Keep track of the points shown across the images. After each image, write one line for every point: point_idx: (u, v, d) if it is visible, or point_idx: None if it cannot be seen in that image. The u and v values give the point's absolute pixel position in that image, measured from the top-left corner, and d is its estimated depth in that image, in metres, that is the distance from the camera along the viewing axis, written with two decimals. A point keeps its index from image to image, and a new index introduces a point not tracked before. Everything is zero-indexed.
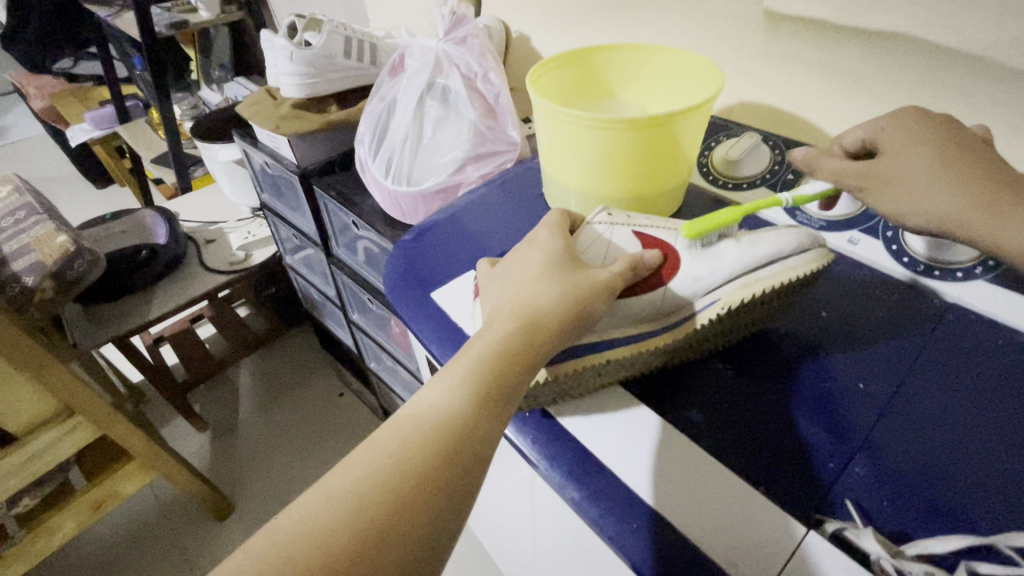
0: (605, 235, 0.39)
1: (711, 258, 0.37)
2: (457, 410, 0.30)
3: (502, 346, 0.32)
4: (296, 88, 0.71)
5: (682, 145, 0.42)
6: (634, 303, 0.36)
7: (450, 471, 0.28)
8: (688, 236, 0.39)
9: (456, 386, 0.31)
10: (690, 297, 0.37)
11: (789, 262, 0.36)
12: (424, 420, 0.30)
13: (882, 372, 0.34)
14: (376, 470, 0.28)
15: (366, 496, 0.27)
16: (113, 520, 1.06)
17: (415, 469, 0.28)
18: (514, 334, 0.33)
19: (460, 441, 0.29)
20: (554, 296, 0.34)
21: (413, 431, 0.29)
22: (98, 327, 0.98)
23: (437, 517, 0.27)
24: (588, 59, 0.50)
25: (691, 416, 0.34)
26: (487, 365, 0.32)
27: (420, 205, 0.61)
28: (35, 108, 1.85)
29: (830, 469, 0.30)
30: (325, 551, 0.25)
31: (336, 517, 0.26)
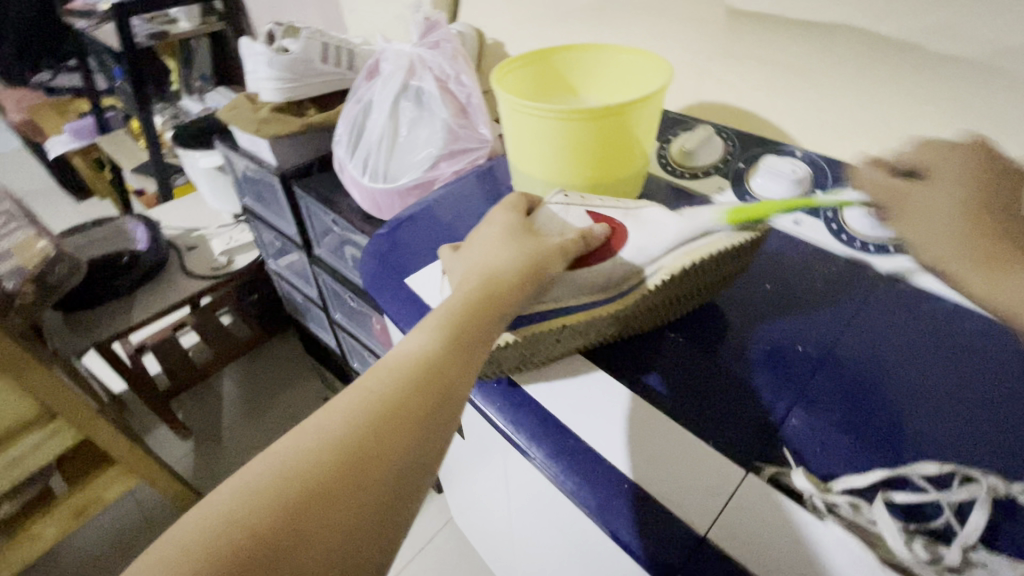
0: (556, 213, 0.41)
1: (656, 231, 0.38)
2: (432, 354, 0.33)
3: (473, 298, 0.35)
4: (275, 91, 0.73)
5: (636, 135, 0.45)
6: (587, 273, 0.37)
7: (428, 407, 0.31)
8: (636, 214, 0.41)
9: (428, 337, 0.33)
10: (629, 279, 0.37)
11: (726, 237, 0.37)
12: (400, 362, 0.32)
13: (818, 336, 0.37)
14: (358, 405, 0.30)
15: (349, 430, 0.29)
16: (92, 531, 1.04)
17: (393, 403, 0.30)
18: (482, 288, 0.36)
19: (436, 379, 0.32)
20: (514, 256, 0.37)
21: (390, 372, 0.32)
22: (80, 333, 0.98)
23: (416, 453, 0.29)
24: (551, 59, 0.53)
25: (653, 385, 0.36)
26: (454, 320, 0.34)
27: (396, 201, 0.63)
28: (11, 121, 1.81)
29: (771, 420, 0.33)
30: (313, 478, 0.27)
31: (324, 447, 0.28)
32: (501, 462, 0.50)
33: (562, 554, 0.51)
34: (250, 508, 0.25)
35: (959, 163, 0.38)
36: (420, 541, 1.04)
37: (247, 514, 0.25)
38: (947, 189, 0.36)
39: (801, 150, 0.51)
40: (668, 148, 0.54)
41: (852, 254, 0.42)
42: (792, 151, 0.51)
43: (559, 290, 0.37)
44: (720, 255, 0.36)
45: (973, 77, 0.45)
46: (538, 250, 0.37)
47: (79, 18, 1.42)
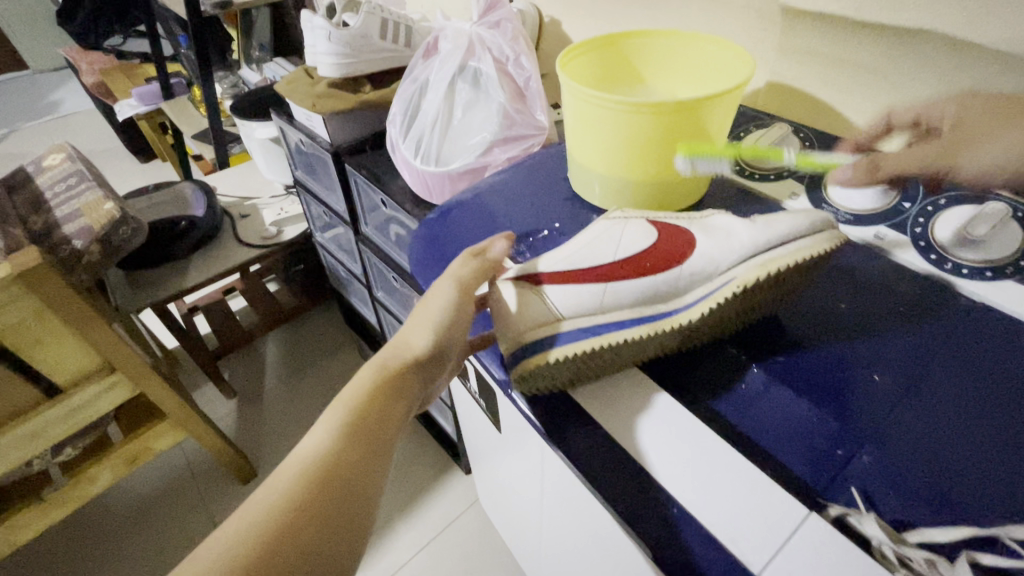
0: (612, 225, 0.39)
1: (727, 239, 0.37)
2: (366, 386, 0.38)
3: (374, 385, 0.38)
4: (333, 67, 0.73)
5: (708, 134, 0.42)
6: (654, 282, 0.37)
7: (333, 499, 0.33)
8: (702, 222, 0.40)
9: (363, 378, 0.39)
10: (690, 288, 0.37)
11: (804, 241, 0.35)
12: (343, 400, 0.38)
13: (897, 365, 0.34)
14: (261, 506, 0.31)
15: (306, 466, 0.33)
16: (143, 478, 1.11)
17: (295, 501, 0.32)
18: (383, 373, 0.39)
19: (342, 469, 0.34)
20: (424, 334, 0.40)
21: (339, 411, 0.37)
22: (139, 292, 1.03)
23: (365, 468, 0.35)
24: (620, 44, 0.50)
25: (717, 409, 0.34)
26: (384, 368, 0.40)
27: (446, 184, 0.62)
28: (86, 83, 1.90)
29: (837, 455, 0.31)
30: (283, 507, 0.31)
31: (290, 482, 0.32)
32: (539, 459, 0.49)
33: (592, 557, 0.50)
34: (231, 547, 0.29)
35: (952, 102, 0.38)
36: (444, 521, 1.05)
37: (235, 551, 0.29)
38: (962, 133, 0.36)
39: None
40: (737, 147, 0.51)
41: (941, 277, 0.39)
42: None
43: (611, 299, 0.37)
44: (799, 266, 0.34)
45: None
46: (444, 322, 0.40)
47: None
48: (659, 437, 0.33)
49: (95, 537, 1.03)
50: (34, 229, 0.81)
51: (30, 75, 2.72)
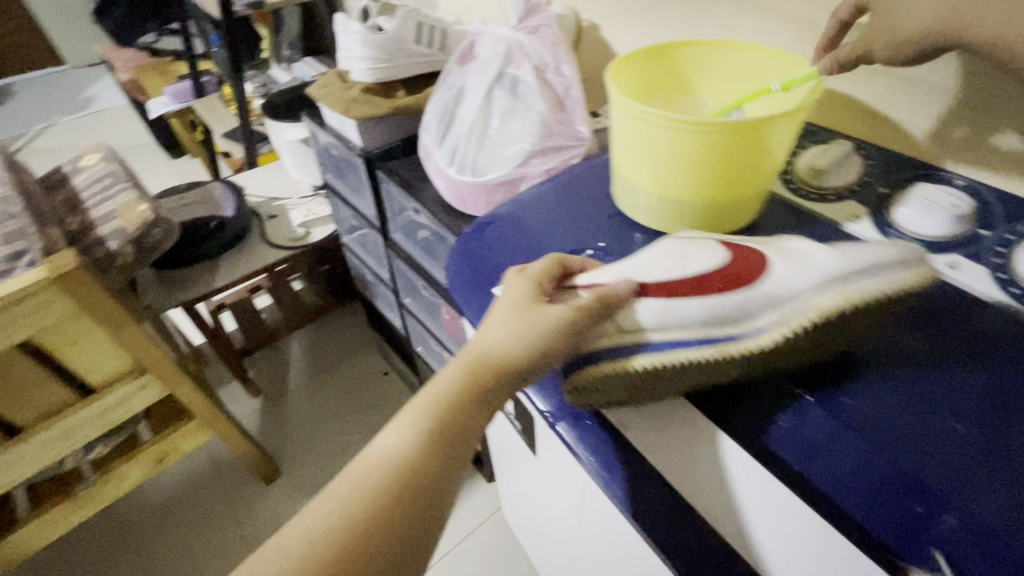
0: (679, 244, 0.37)
1: (807, 263, 0.31)
2: (450, 395, 0.36)
3: (463, 388, 0.36)
4: (366, 72, 0.71)
5: (769, 154, 0.40)
6: (718, 300, 0.32)
7: (410, 506, 0.32)
8: (781, 245, 0.35)
9: (446, 380, 0.36)
10: (761, 312, 0.31)
11: (898, 271, 0.30)
12: (425, 404, 0.35)
13: (980, 411, 0.31)
14: (337, 505, 0.32)
15: (381, 478, 0.33)
16: (171, 473, 1.13)
17: (374, 506, 0.32)
18: (472, 376, 0.36)
19: (420, 478, 0.33)
20: (515, 334, 0.36)
21: (418, 417, 0.35)
22: (170, 291, 1.04)
23: (436, 489, 0.33)
24: (670, 55, 0.48)
25: (781, 454, 0.32)
26: (468, 373, 0.36)
27: (481, 195, 0.60)
28: (119, 80, 1.93)
29: (918, 513, 0.28)
30: (355, 523, 0.31)
31: (365, 495, 0.32)
32: (576, 485, 0.47)
33: None
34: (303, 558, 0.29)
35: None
36: (466, 529, 1.04)
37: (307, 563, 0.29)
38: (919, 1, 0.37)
39: (961, 178, 0.43)
40: (793, 165, 0.48)
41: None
42: (950, 177, 0.44)
43: (671, 314, 0.32)
44: (887, 297, 0.29)
45: None
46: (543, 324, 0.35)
47: None
48: (732, 470, 0.34)
49: (126, 531, 1.05)
50: (71, 230, 0.82)
51: (65, 71, 2.78)
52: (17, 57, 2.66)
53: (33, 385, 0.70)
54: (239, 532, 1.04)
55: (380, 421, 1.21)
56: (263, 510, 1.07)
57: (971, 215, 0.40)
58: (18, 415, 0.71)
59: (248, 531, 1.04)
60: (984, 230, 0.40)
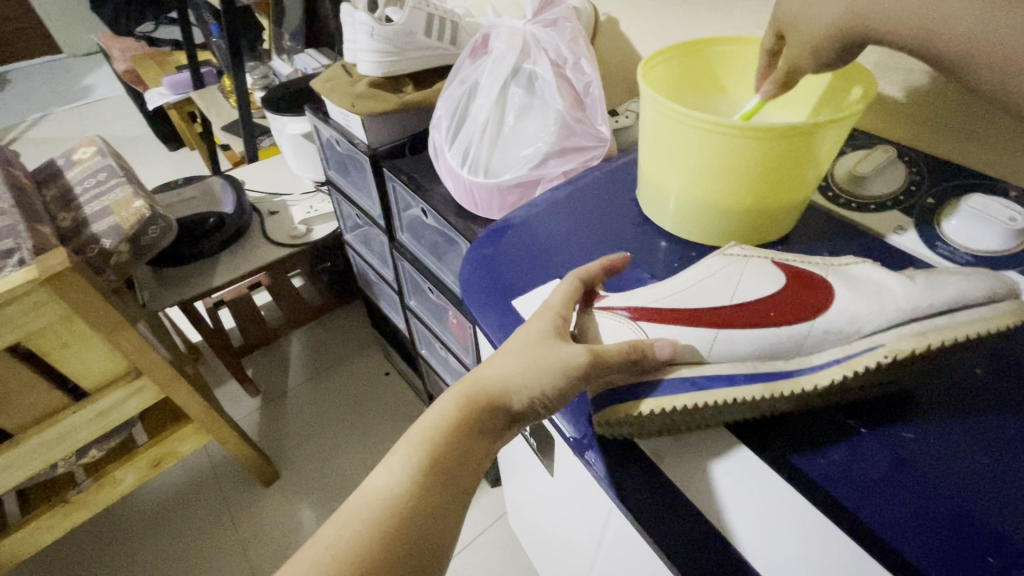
0: (731, 265, 0.36)
1: (876, 296, 0.33)
2: (446, 422, 0.33)
3: (458, 423, 0.33)
4: (373, 65, 0.68)
5: (814, 159, 0.37)
6: (776, 335, 0.33)
7: (399, 557, 0.29)
8: (842, 270, 0.35)
9: (444, 407, 0.34)
10: (820, 347, 0.33)
11: (975, 310, 0.31)
12: (422, 435, 0.33)
13: None
14: (327, 551, 0.28)
15: (373, 517, 0.30)
16: (167, 476, 1.10)
17: (363, 556, 0.28)
18: (469, 409, 0.34)
19: (410, 524, 0.30)
20: (522, 375, 0.33)
21: (414, 449, 0.32)
22: (165, 289, 1.01)
23: (431, 524, 0.31)
24: (702, 51, 0.45)
25: (836, 493, 0.29)
26: (465, 401, 0.34)
27: (494, 197, 0.57)
28: (117, 70, 1.89)
29: (991, 564, 0.26)
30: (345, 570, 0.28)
31: (357, 535, 0.29)
32: (597, 511, 0.45)
33: None
34: None
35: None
36: (468, 537, 1.02)
37: None
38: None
39: (1016, 188, 0.40)
40: (830, 172, 0.45)
41: None
42: (1003, 189, 0.40)
43: (723, 347, 0.34)
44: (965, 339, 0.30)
45: None
46: (550, 367, 0.33)
47: None
48: (762, 507, 0.30)
49: (121, 534, 1.03)
50: (63, 227, 0.78)
51: (63, 59, 2.73)
52: (11, 45, 2.61)
53: (22, 389, 0.67)
54: (236, 536, 1.02)
55: (380, 425, 1.18)
56: (260, 515, 1.04)
57: None
58: (8, 421, 0.68)
59: (245, 536, 1.02)
60: None
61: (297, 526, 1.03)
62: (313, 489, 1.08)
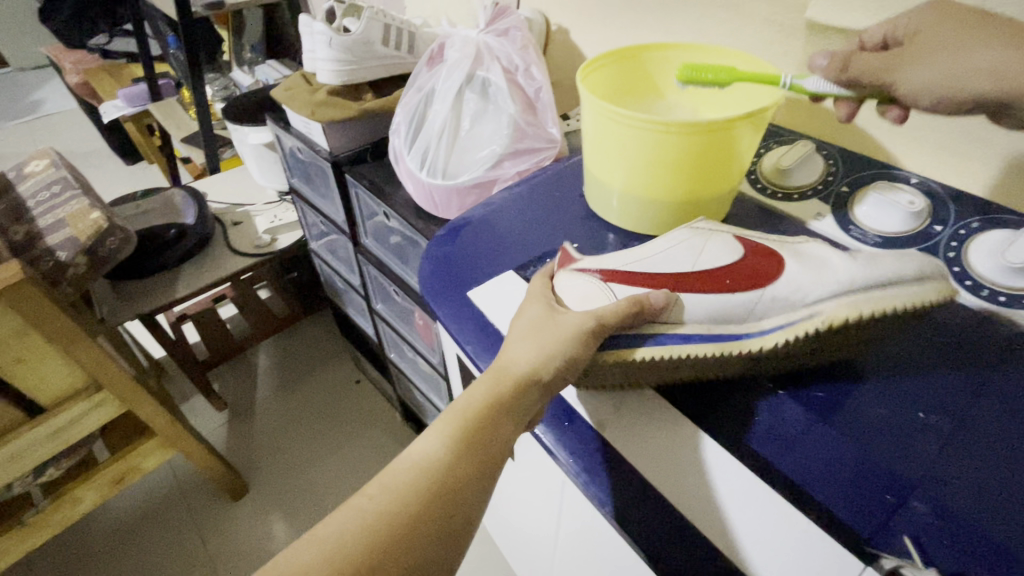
0: (696, 236, 0.39)
1: (821, 271, 0.35)
2: (483, 399, 0.34)
3: (493, 399, 0.34)
4: (333, 74, 0.70)
5: (737, 152, 0.41)
6: (726, 300, 0.36)
7: (434, 523, 0.30)
8: (794, 247, 0.38)
9: (480, 386, 0.35)
10: (769, 314, 0.36)
11: (916, 290, 0.33)
12: (466, 408, 0.34)
13: (945, 405, 0.32)
14: (363, 513, 0.29)
15: (413, 485, 0.31)
16: (132, 494, 1.08)
17: (397, 522, 0.29)
18: (501, 388, 0.35)
19: (448, 491, 0.31)
20: (539, 350, 0.35)
21: (456, 422, 0.34)
22: (126, 303, 0.99)
23: (468, 495, 0.31)
24: (639, 57, 0.48)
25: (757, 451, 0.32)
26: (497, 381, 0.35)
27: (453, 198, 0.60)
28: (69, 83, 1.84)
29: (888, 500, 0.29)
30: (383, 531, 0.29)
31: (395, 499, 0.30)
32: (553, 488, 0.47)
33: None
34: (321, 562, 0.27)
35: (920, 15, 0.38)
36: None
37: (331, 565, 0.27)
38: (935, 41, 0.36)
39: (916, 176, 0.45)
40: (759, 164, 0.49)
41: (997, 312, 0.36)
42: (906, 177, 0.45)
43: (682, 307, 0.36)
44: (893, 311, 0.33)
45: None
46: (565, 336, 0.35)
47: None
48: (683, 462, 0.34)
49: (83, 557, 0.99)
50: (16, 240, 0.77)
51: (9, 74, 2.63)
52: None
53: None
54: (206, 552, 1.00)
55: (352, 434, 1.18)
56: (231, 529, 1.03)
57: (927, 209, 0.42)
58: None
59: (215, 551, 1.00)
60: (938, 226, 0.41)
61: (269, 538, 1.01)
62: (284, 501, 1.07)
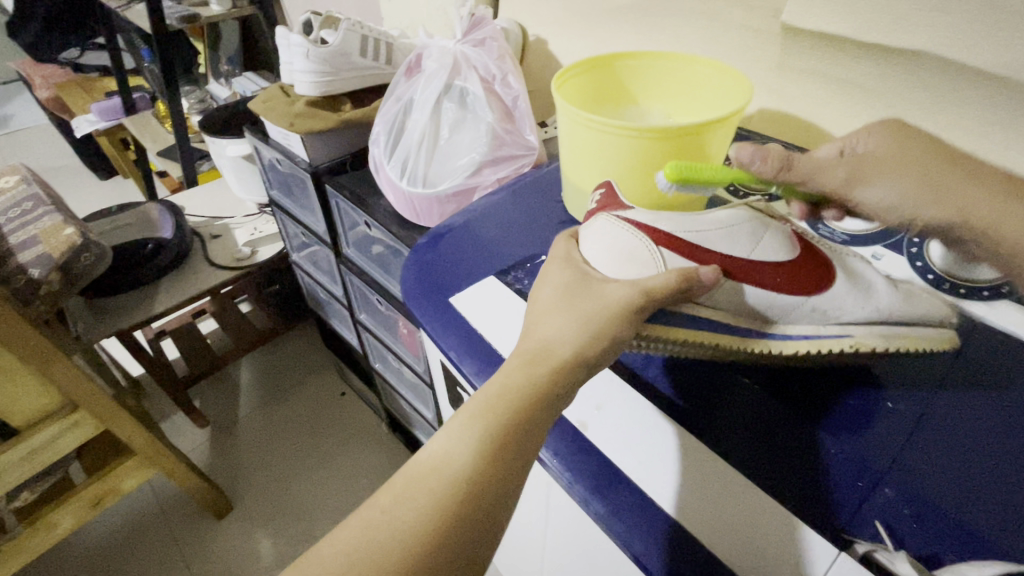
0: (755, 221, 0.36)
1: (868, 292, 0.35)
2: (524, 373, 0.31)
3: (537, 374, 0.31)
4: (311, 85, 0.70)
5: (708, 156, 0.42)
6: (762, 297, 0.35)
7: (475, 513, 0.28)
8: (844, 258, 0.38)
9: (520, 358, 0.32)
10: (799, 320, 0.35)
11: (929, 330, 0.36)
12: (508, 385, 0.31)
13: (908, 393, 0.33)
14: (393, 511, 0.28)
15: (450, 475, 0.29)
16: (112, 516, 1.05)
17: (436, 517, 0.28)
18: (545, 361, 0.31)
19: (488, 478, 0.29)
20: (579, 325, 0.32)
21: (498, 400, 0.30)
22: (102, 321, 0.97)
23: (510, 482, 0.29)
24: (612, 66, 0.50)
25: (732, 447, 0.33)
26: (540, 356, 0.32)
27: (434, 207, 0.60)
28: (40, 99, 1.81)
29: (859, 487, 0.30)
30: (415, 526, 0.27)
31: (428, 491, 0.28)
32: (539, 489, 0.47)
33: None
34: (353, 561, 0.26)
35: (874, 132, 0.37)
36: None
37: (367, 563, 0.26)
38: (894, 161, 0.36)
39: None
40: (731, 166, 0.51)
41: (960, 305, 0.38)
42: None
43: (721, 297, 0.34)
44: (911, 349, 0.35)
45: None
46: (608, 315, 0.31)
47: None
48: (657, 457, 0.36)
49: None
50: None
51: None
52: None
53: None
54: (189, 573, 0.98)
55: (337, 447, 1.16)
56: (215, 549, 1.01)
57: None
58: None
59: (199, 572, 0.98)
60: None
61: (254, 556, 1.00)
62: (269, 517, 1.05)
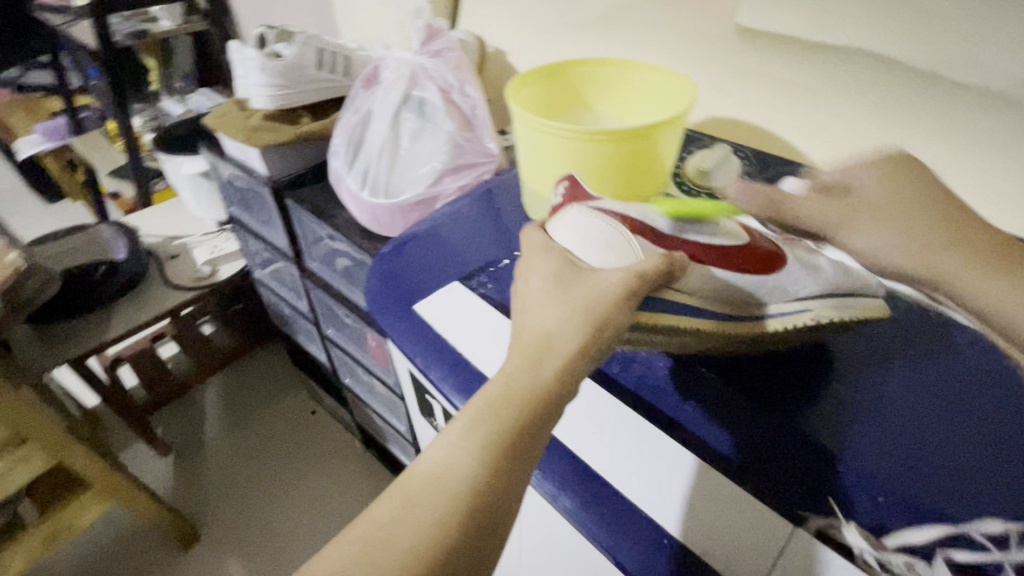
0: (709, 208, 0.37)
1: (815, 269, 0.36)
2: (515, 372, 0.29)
3: (531, 373, 0.29)
4: (267, 98, 0.69)
5: (659, 157, 0.44)
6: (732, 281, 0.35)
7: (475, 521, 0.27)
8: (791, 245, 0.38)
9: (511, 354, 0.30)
10: (768, 300, 0.36)
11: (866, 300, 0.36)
12: (503, 384, 0.29)
13: (855, 373, 0.35)
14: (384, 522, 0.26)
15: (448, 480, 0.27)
16: (68, 556, 0.99)
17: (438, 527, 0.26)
18: (538, 357, 0.29)
19: (486, 484, 0.27)
20: (559, 317, 0.30)
21: (494, 401, 0.29)
22: (53, 349, 0.92)
23: (509, 486, 0.28)
24: (566, 74, 0.51)
25: (720, 446, 0.33)
26: (532, 352, 0.30)
27: (397, 217, 0.61)
28: None
29: (812, 462, 0.31)
30: (411, 536, 0.26)
31: (426, 499, 0.27)
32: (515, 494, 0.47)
33: None
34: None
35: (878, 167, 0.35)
36: None
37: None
38: (880, 202, 0.34)
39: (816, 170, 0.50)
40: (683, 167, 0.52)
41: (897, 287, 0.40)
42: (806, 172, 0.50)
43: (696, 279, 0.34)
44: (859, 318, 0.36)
45: (992, 105, 0.43)
46: (593, 308, 0.30)
47: (53, 13, 1.36)
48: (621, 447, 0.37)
49: None
50: None
51: None
52: None
53: None
54: None
55: (308, 467, 1.13)
56: None
57: None
58: None
59: None
60: None
61: None
62: (239, 544, 1.01)
